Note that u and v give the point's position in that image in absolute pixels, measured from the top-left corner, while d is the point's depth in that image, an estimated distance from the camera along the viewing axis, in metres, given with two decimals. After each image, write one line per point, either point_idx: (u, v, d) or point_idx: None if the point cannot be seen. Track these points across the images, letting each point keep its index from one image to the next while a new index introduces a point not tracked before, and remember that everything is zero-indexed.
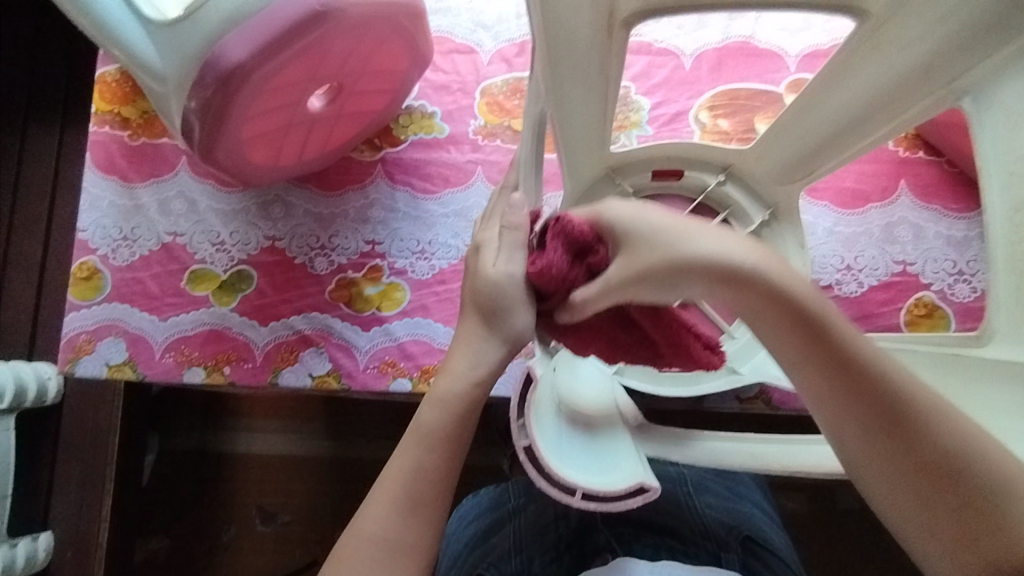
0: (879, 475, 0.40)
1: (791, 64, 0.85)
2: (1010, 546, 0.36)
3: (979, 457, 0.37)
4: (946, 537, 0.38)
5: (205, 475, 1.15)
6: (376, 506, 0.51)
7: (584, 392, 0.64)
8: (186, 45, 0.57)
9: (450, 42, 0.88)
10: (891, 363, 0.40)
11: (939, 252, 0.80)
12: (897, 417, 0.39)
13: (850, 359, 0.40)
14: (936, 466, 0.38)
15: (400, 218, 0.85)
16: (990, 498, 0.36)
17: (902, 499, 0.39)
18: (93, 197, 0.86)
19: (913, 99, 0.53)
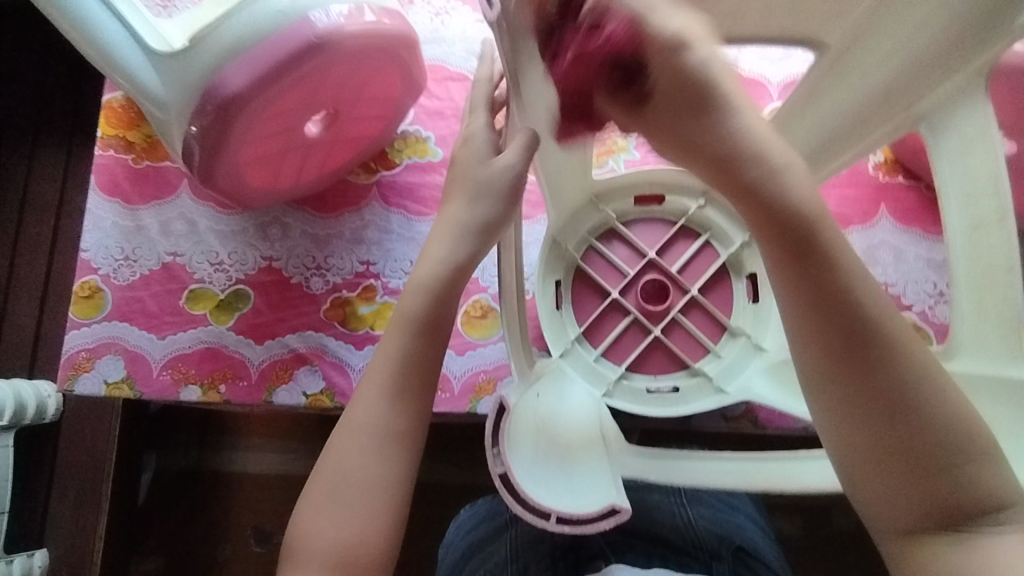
0: (852, 441, 0.39)
1: (773, 92, 0.88)
2: (952, 481, 0.37)
3: (940, 395, 0.38)
4: (909, 508, 0.38)
5: (200, 492, 1.15)
6: (362, 397, 0.51)
7: (566, 415, 0.65)
8: (188, 75, 0.60)
9: (445, 69, 0.92)
10: (875, 293, 0.40)
11: (919, 274, 0.82)
12: (902, 397, 0.38)
13: (865, 332, 0.39)
14: (895, 398, 0.38)
15: (394, 240, 0.88)
16: (949, 437, 0.38)
17: (878, 472, 0.39)
18: (96, 218, 0.89)
19: (874, 128, 0.55)
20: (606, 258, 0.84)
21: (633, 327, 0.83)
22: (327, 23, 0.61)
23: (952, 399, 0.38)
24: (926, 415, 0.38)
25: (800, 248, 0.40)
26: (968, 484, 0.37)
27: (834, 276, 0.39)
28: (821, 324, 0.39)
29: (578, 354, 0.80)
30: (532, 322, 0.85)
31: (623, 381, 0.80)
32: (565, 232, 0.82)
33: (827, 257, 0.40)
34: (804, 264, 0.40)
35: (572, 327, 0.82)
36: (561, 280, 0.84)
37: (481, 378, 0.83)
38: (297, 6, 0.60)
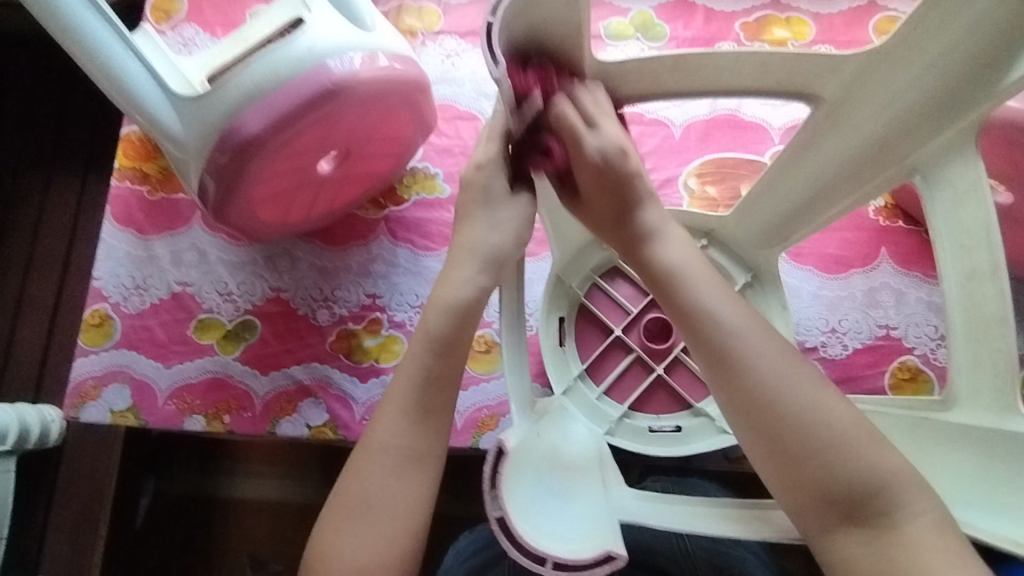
0: (761, 450, 0.47)
1: (774, 136, 0.90)
2: (841, 474, 0.45)
3: (806, 401, 0.46)
4: (821, 503, 0.45)
5: (199, 519, 1.15)
6: (382, 415, 0.51)
7: (568, 452, 0.65)
8: (208, 116, 0.63)
9: (454, 109, 0.94)
10: (735, 319, 0.49)
11: (921, 317, 0.82)
12: (818, 438, 0.45)
13: (773, 381, 0.47)
14: (773, 411, 0.46)
15: (400, 273, 0.89)
16: (821, 436, 0.45)
17: (788, 474, 0.46)
18: (109, 247, 0.91)
19: (868, 176, 0.56)
20: (609, 295, 0.85)
21: (636, 365, 0.84)
22: (344, 70, 0.63)
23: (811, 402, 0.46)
24: (844, 447, 0.45)
25: (702, 316, 0.49)
26: (855, 473, 0.44)
27: (735, 336, 0.48)
28: (733, 383, 0.47)
29: (581, 392, 0.80)
30: (535, 358, 0.86)
31: (626, 420, 0.80)
32: (570, 270, 0.83)
33: (724, 317, 0.49)
34: (712, 329, 0.49)
35: (575, 363, 0.82)
36: (565, 317, 0.85)
37: (484, 413, 0.83)
38: (315, 53, 0.63)
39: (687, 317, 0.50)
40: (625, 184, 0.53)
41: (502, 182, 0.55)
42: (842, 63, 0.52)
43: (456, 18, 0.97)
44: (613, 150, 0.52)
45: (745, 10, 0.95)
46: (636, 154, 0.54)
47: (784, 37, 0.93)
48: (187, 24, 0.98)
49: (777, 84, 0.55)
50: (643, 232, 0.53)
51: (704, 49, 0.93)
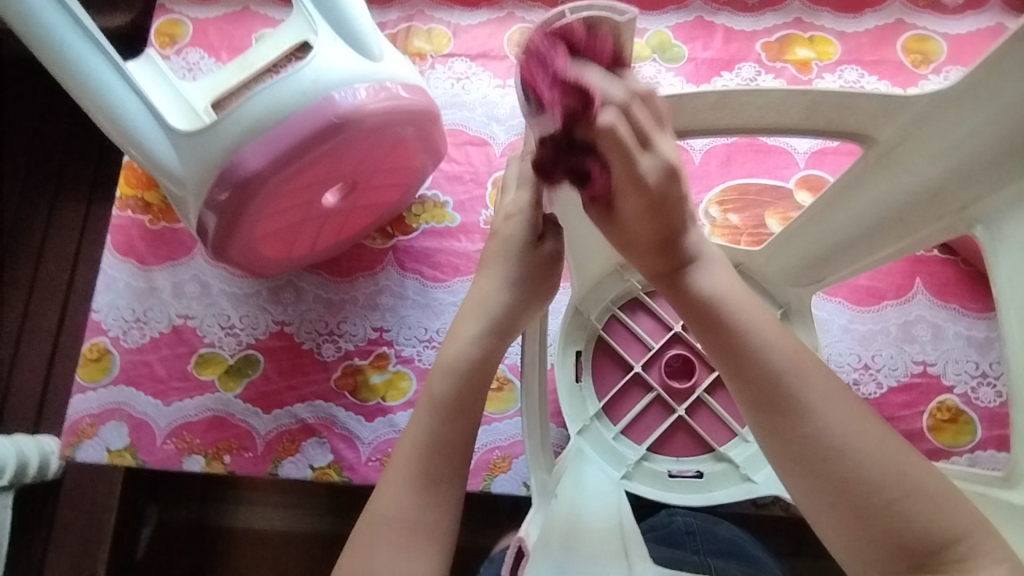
0: (805, 494, 0.40)
1: (799, 161, 0.86)
2: (901, 525, 0.37)
3: (859, 439, 0.39)
4: (880, 557, 0.37)
5: (202, 547, 1.11)
6: (389, 485, 0.48)
7: (586, 513, 0.61)
8: (206, 153, 0.60)
9: (465, 134, 0.91)
10: (774, 345, 0.41)
11: (960, 353, 0.78)
12: (885, 485, 0.38)
13: (831, 418, 0.39)
14: (816, 450, 0.39)
15: (408, 306, 0.85)
16: (875, 479, 0.38)
17: (835, 522, 0.39)
18: (110, 279, 0.88)
19: (922, 224, 0.56)
20: (631, 328, 0.81)
21: (656, 405, 0.79)
22: (349, 103, 0.60)
23: (866, 441, 0.38)
24: (911, 492, 0.38)
25: (751, 349, 0.41)
26: (917, 525, 0.37)
27: (790, 372, 0.40)
28: (783, 427, 0.40)
29: (597, 431, 0.76)
30: (550, 395, 0.82)
31: (645, 463, 0.76)
32: (589, 302, 0.79)
33: (776, 352, 0.41)
34: (763, 365, 0.40)
35: (592, 403, 0.78)
36: (581, 350, 0.80)
37: (495, 455, 0.79)
38: (319, 87, 0.60)
39: (731, 354, 0.42)
40: (671, 209, 0.44)
41: (517, 230, 0.53)
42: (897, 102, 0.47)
43: (466, 41, 0.94)
44: (659, 170, 0.43)
45: (766, 30, 0.91)
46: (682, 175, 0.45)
47: (808, 57, 0.90)
48: (192, 48, 0.96)
49: (832, 125, 0.53)
50: (682, 256, 0.45)
51: (724, 70, 0.90)
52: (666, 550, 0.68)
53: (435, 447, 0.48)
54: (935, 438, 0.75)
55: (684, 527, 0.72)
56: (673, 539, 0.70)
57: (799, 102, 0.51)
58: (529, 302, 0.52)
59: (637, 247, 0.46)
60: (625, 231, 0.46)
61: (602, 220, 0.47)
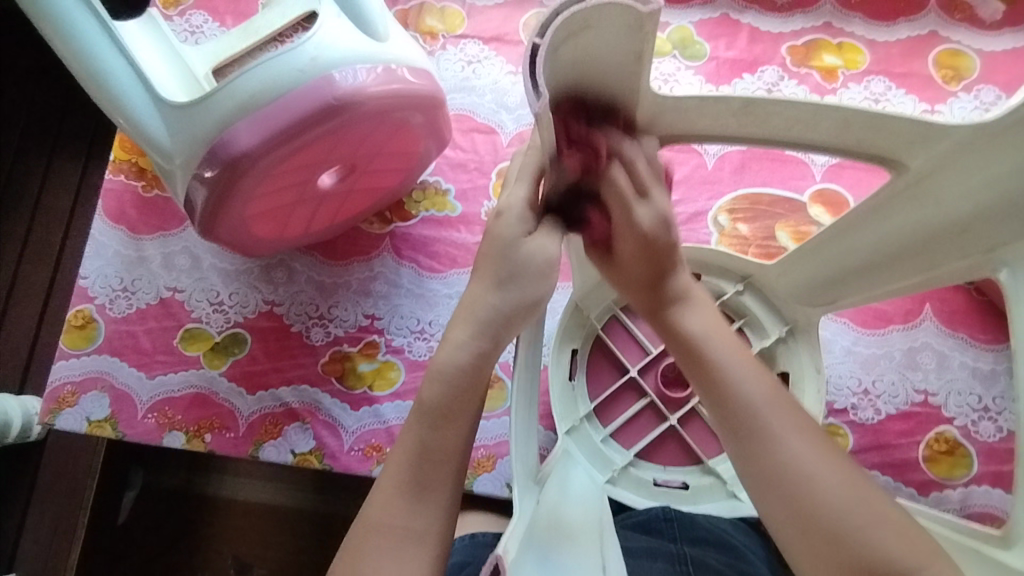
0: (774, 518, 0.43)
1: (816, 173, 0.83)
2: (861, 548, 0.40)
3: (825, 468, 0.42)
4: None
5: (182, 516, 1.06)
6: (379, 493, 0.47)
7: (568, 513, 0.58)
8: (196, 129, 0.57)
9: (472, 120, 0.88)
10: (752, 381, 0.46)
11: (964, 384, 0.76)
12: (846, 512, 0.41)
13: (800, 452, 0.43)
14: (787, 476, 0.42)
15: (402, 295, 0.83)
16: (838, 505, 0.41)
17: (800, 542, 0.42)
18: (99, 245, 0.86)
19: (947, 258, 0.54)
20: (630, 331, 0.79)
21: (649, 411, 0.78)
22: (350, 85, 0.57)
23: (833, 470, 0.42)
24: (871, 521, 0.41)
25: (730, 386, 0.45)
26: (874, 549, 0.40)
27: (765, 407, 0.44)
28: (756, 456, 0.43)
29: (585, 433, 0.75)
30: (541, 396, 0.80)
31: (630, 470, 0.74)
32: (589, 299, 0.77)
33: (752, 389, 0.45)
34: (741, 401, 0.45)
35: (584, 404, 0.76)
36: (578, 349, 0.78)
37: (480, 453, 0.78)
38: (318, 65, 0.57)
39: (712, 389, 0.46)
40: (662, 252, 0.49)
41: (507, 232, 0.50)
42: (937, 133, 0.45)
43: (480, 22, 0.90)
44: (655, 217, 0.49)
45: (794, 32, 0.88)
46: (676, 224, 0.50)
47: (835, 65, 0.86)
48: (196, 11, 0.92)
49: (858, 146, 0.51)
50: (671, 295, 0.50)
51: (746, 72, 0.86)
52: (641, 537, 0.64)
53: (421, 456, 0.47)
54: (930, 469, 0.73)
55: (663, 513, 0.66)
56: (651, 526, 0.65)
57: (828, 120, 0.49)
58: (529, 309, 0.49)
59: (632, 287, 0.52)
60: (620, 271, 0.53)
61: (603, 263, 0.55)
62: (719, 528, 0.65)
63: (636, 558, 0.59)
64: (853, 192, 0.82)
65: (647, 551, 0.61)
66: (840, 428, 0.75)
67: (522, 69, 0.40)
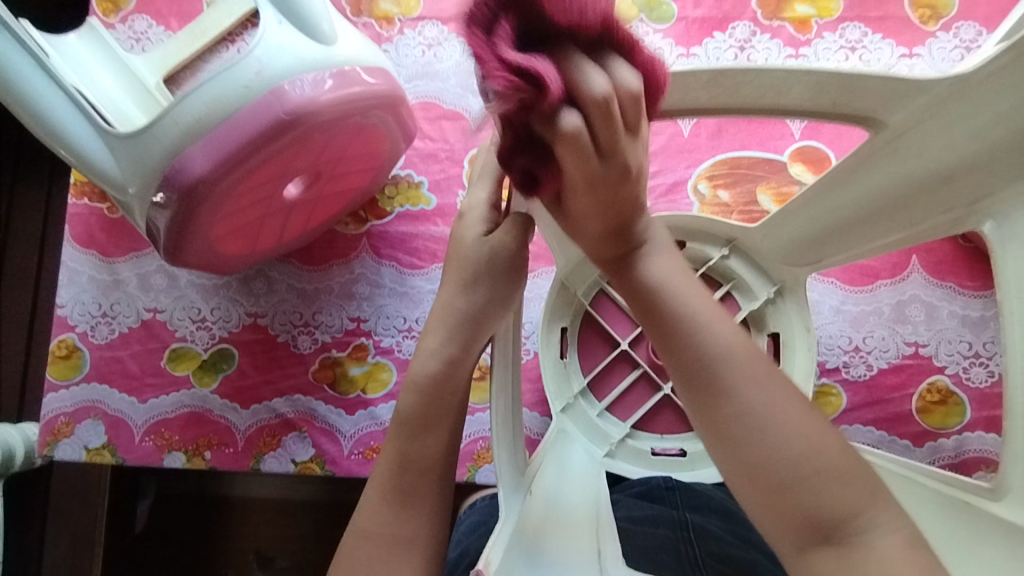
0: (722, 462, 0.38)
1: (794, 131, 0.81)
2: (813, 495, 0.35)
3: (774, 410, 0.37)
4: (786, 523, 0.36)
5: (199, 521, 1.07)
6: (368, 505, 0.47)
7: (565, 494, 0.58)
8: (145, 158, 0.55)
9: (439, 107, 0.85)
10: (712, 329, 0.39)
11: (953, 333, 0.76)
12: (793, 454, 0.36)
13: (753, 400, 0.37)
14: (725, 414, 0.38)
15: (385, 294, 0.82)
16: (789, 449, 0.36)
17: (747, 487, 0.37)
18: (71, 272, 0.84)
19: (930, 215, 0.53)
20: (618, 304, 0.78)
21: (643, 381, 0.77)
22: (301, 96, 0.55)
23: (782, 417, 0.37)
24: (825, 472, 0.36)
25: (686, 337, 0.39)
26: (826, 498, 0.35)
27: (720, 356, 0.38)
28: (701, 398, 0.38)
29: (581, 409, 0.73)
30: (535, 381, 0.79)
31: (628, 440, 0.72)
32: (576, 276, 0.73)
33: (717, 337, 0.39)
34: (692, 344, 0.39)
35: (577, 379, 0.75)
36: (567, 327, 0.76)
37: (479, 446, 0.78)
38: (265, 78, 0.54)
39: (672, 344, 0.40)
40: (625, 195, 0.39)
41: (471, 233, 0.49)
42: (918, 91, 0.42)
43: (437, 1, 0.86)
44: (615, 172, 0.37)
45: None
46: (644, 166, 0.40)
47: (808, 15, 0.82)
48: (139, 16, 0.88)
49: (835, 107, 0.47)
50: (632, 243, 0.42)
51: (716, 31, 0.83)
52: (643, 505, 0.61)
53: (400, 473, 0.47)
54: (924, 420, 0.74)
55: (665, 483, 0.64)
56: (653, 496, 0.63)
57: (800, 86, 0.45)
58: (503, 308, 0.48)
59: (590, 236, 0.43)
60: (571, 221, 0.43)
61: (556, 209, 0.43)
62: (717, 496, 0.64)
63: (637, 524, 0.57)
64: (833, 147, 0.80)
65: (648, 519, 0.58)
66: (833, 388, 0.76)
67: (471, 68, 0.36)
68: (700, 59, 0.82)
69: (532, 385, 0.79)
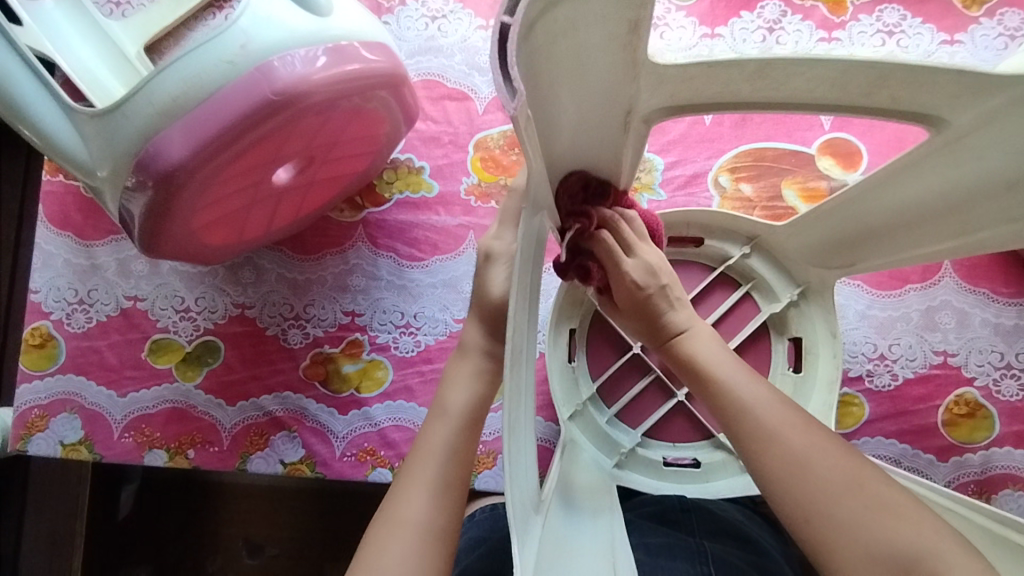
0: (790, 515, 0.42)
1: (824, 122, 0.75)
2: (871, 532, 0.39)
3: (823, 460, 0.42)
4: (856, 564, 0.39)
5: (187, 504, 0.99)
6: (377, 537, 0.46)
7: (574, 516, 0.52)
8: (117, 140, 0.50)
9: (442, 86, 0.79)
10: (754, 392, 0.45)
11: (985, 342, 0.71)
12: (846, 496, 0.41)
13: (808, 451, 0.42)
14: (784, 468, 0.42)
15: (382, 288, 0.77)
16: (840, 491, 0.41)
17: (814, 533, 0.41)
18: (46, 255, 0.78)
19: (988, 223, 0.47)
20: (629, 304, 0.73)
21: (655, 387, 0.72)
22: (291, 74, 0.49)
23: (829, 463, 0.42)
24: (879, 511, 0.40)
25: (731, 396, 0.45)
26: (885, 534, 0.39)
27: (769, 416, 0.44)
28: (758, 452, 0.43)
29: (590, 416, 0.68)
30: (541, 383, 0.75)
31: (639, 449, 0.68)
32: None
33: (756, 398, 0.45)
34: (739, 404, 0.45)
35: (586, 385, 0.70)
36: (575, 329, 0.71)
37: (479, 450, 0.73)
38: (251, 53, 0.48)
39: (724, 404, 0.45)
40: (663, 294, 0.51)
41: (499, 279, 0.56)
42: (991, 88, 0.37)
43: None
44: (642, 269, 0.51)
45: None
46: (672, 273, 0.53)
47: None
48: None
49: (894, 102, 0.41)
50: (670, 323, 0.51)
51: (743, 10, 0.77)
52: (659, 530, 0.59)
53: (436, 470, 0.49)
54: (950, 434, 0.70)
55: (680, 505, 0.62)
56: (667, 518, 0.61)
57: (861, 76, 0.39)
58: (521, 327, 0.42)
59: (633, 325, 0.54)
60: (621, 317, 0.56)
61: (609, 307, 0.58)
62: (734, 517, 0.61)
63: (653, 558, 0.55)
64: (865, 139, 0.74)
65: (665, 549, 0.56)
66: (855, 398, 0.71)
67: (490, 56, 0.31)
68: (726, 40, 0.76)
69: (537, 387, 0.75)
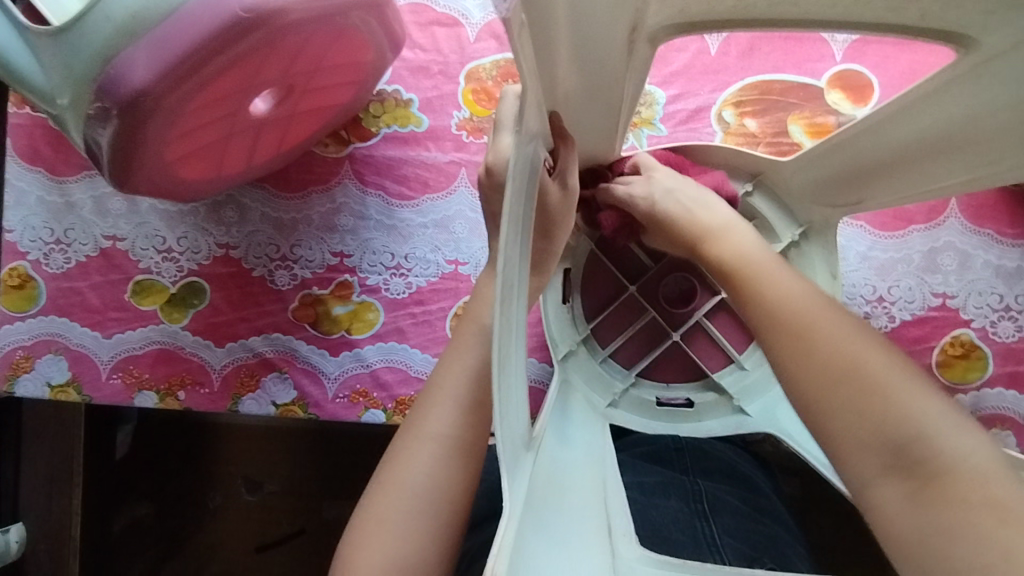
0: (791, 387, 0.40)
1: (836, 52, 0.71)
2: (874, 404, 0.36)
3: (832, 334, 0.39)
4: (849, 436, 0.37)
5: (187, 442, 1.00)
6: (403, 452, 0.47)
7: (569, 455, 0.52)
8: (76, 62, 0.46)
9: (431, 11, 0.75)
10: (774, 277, 0.44)
11: (985, 284, 0.70)
12: (852, 365, 0.38)
13: (815, 323, 0.40)
14: (791, 337, 0.40)
15: (371, 227, 0.74)
16: (842, 361, 0.38)
17: (811, 408, 0.39)
18: (18, 192, 0.75)
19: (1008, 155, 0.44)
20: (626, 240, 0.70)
21: (650, 331, 0.71)
22: None
23: (837, 336, 0.39)
24: (883, 386, 0.37)
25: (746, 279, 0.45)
26: (887, 409, 0.36)
27: (782, 295, 0.42)
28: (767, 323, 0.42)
29: (583, 357, 0.67)
30: (535, 325, 0.74)
31: (632, 390, 0.67)
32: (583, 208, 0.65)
33: (771, 281, 0.44)
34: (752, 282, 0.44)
35: (581, 326, 0.69)
36: (570, 269, 0.69)
37: None
38: None
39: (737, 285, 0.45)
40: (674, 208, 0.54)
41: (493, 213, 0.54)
42: None
43: None
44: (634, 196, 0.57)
45: None
46: (689, 188, 0.55)
47: None
48: None
49: (922, 20, 0.37)
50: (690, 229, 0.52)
51: None
52: (653, 468, 0.60)
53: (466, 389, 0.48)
54: (943, 375, 0.70)
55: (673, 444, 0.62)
56: (662, 457, 0.61)
57: None
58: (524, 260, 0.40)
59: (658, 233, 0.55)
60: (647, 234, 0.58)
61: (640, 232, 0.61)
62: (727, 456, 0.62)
63: (646, 496, 0.55)
64: (877, 71, 0.71)
65: (659, 487, 0.56)
66: None
67: None
68: None
69: (531, 329, 0.74)
